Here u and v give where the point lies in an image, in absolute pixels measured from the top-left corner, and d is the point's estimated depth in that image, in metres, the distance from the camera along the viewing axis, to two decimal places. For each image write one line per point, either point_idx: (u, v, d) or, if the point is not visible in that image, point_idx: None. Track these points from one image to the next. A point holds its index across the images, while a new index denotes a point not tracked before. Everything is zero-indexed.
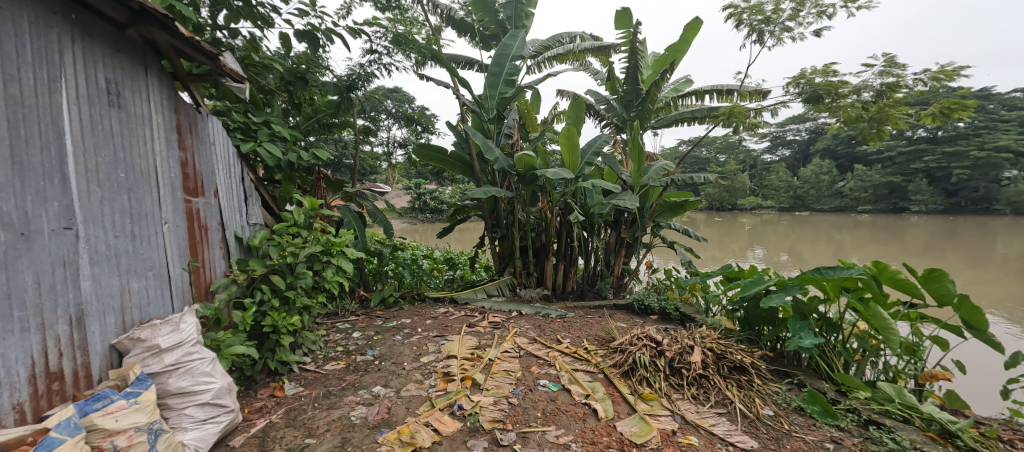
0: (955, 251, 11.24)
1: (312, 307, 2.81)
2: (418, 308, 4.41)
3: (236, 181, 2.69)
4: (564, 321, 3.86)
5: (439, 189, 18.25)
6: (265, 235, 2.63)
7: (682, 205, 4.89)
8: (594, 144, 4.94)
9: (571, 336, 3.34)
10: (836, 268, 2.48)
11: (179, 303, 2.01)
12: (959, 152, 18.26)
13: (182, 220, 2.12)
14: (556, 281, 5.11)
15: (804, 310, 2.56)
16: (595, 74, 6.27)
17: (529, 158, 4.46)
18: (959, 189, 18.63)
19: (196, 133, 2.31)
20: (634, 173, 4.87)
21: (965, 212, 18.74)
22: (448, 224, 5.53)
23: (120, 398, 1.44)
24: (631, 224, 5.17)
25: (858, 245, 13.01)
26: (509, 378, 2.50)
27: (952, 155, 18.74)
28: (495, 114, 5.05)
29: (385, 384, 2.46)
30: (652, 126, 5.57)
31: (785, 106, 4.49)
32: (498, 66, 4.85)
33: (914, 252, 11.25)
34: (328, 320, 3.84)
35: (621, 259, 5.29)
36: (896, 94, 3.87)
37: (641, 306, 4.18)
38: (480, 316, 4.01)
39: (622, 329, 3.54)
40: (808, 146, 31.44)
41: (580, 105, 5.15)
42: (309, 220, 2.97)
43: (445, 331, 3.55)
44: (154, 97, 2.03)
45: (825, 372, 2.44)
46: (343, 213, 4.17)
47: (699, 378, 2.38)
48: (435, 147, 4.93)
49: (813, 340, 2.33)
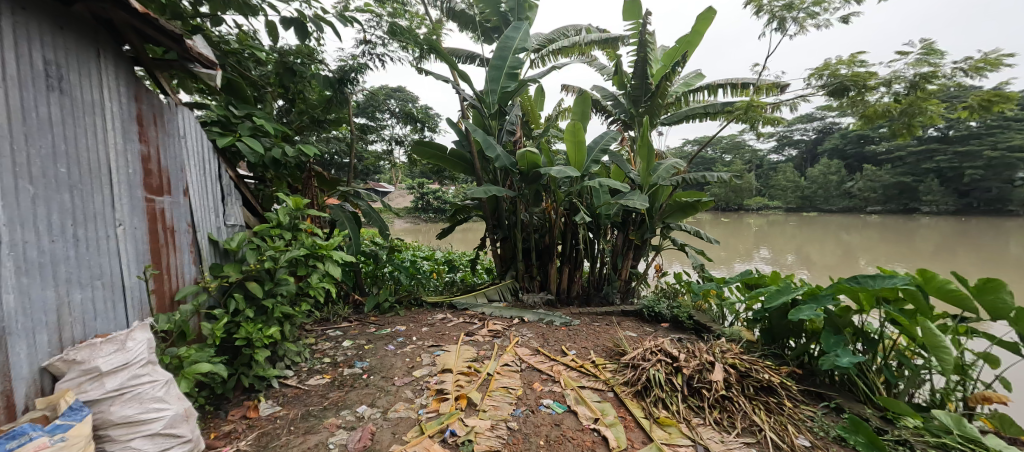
0: (971, 253, 10.83)
1: (295, 316, 2.58)
2: (415, 314, 4.18)
3: (212, 178, 2.46)
4: (569, 329, 3.61)
5: (442, 189, 18.05)
6: (243, 237, 2.41)
7: (693, 206, 4.64)
8: (601, 141, 4.70)
9: (577, 347, 3.09)
10: (878, 277, 2.23)
11: (134, 316, 1.77)
12: (972, 152, 17.78)
13: (142, 221, 1.89)
14: (560, 285, 4.86)
15: (836, 323, 2.33)
16: (602, 69, 6.03)
17: (533, 154, 4.17)
18: (972, 190, 18.10)
19: (162, 125, 2.08)
20: (643, 172, 4.64)
21: (978, 212, 18.10)
22: (449, 225, 5.30)
23: (41, 435, 1.19)
24: (640, 225, 4.89)
25: (870, 247, 12.65)
26: (508, 397, 2.27)
27: (965, 155, 18.21)
28: (497, 110, 4.81)
29: (371, 404, 2.22)
30: (662, 123, 5.29)
31: (805, 101, 4.20)
32: (500, 60, 4.62)
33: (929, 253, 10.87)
34: (318, 327, 3.62)
35: (629, 262, 5.01)
36: (932, 85, 3.56)
37: (652, 313, 3.91)
38: (480, 323, 3.77)
39: (632, 338, 3.30)
40: (816, 146, 30.92)
41: (584, 100, 4.88)
42: (293, 222, 2.76)
43: (441, 340, 3.31)
44: (109, 83, 1.79)
45: (866, 394, 2.17)
46: (335, 213, 3.95)
47: (721, 400, 2.13)
48: (434, 145, 4.70)
49: (852, 357, 2.08)
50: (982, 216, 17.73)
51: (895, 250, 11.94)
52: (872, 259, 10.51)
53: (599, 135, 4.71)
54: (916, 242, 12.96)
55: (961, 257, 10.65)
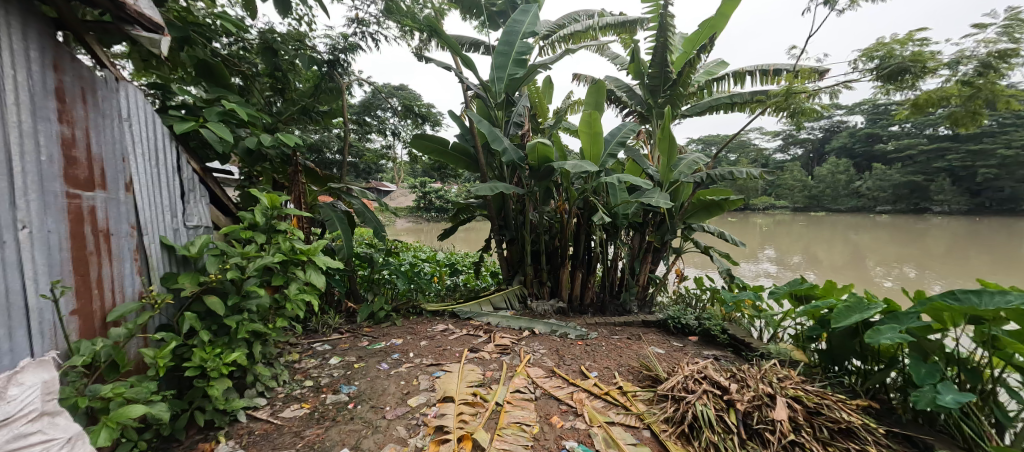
0: (987, 253, 10.41)
1: (269, 335, 2.18)
2: (413, 323, 3.77)
3: (168, 171, 2.05)
4: (586, 344, 3.20)
5: (444, 187, 17.66)
6: (205, 241, 2.00)
7: (719, 205, 4.24)
8: (619, 133, 4.29)
9: (598, 367, 2.68)
10: (984, 294, 1.79)
11: (41, 346, 1.37)
12: (985, 151, 16.90)
13: (59, 223, 1.49)
14: (572, 292, 4.41)
15: (925, 348, 1.90)
16: (616, 58, 5.65)
17: (545, 147, 3.74)
18: (984, 189, 17.32)
19: (91, 103, 1.67)
20: (663, 168, 4.27)
21: (990, 212, 17.26)
22: (451, 225, 4.90)
23: None
24: (659, 226, 4.47)
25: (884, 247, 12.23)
26: (523, 437, 1.87)
27: (979, 154, 17.34)
28: (504, 100, 4.40)
29: (354, 447, 1.83)
30: (682, 114, 4.86)
31: (848, 88, 3.75)
32: (507, 45, 4.26)
33: (948, 255, 10.41)
34: (304, 341, 3.22)
35: (647, 266, 4.57)
36: (1002, 66, 3.11)
37: (678, 325, 3.49)
38: (486, 336, 3.36)
39: (660, 356, 2.88)
40: (824, 145, 30.40)
41: (598, 90, 4.46)
42: (269, 223, 2.36)
43: (442, 356, 2.91)
44: (14, 44, 1.39)
45: (971, 441, 1.73)
46: (325, 213, 3.56)
47: (789, 446, 1.73)
48: (435, 138, 4.29)
49: (957, 395, 1.66)
50: (994, 216, 16.97)
51: (911, 250, 11.49)
52: (884, 259, 10.14)
53: (615, 127, 4.30)
54: (932, 243, 12.48)
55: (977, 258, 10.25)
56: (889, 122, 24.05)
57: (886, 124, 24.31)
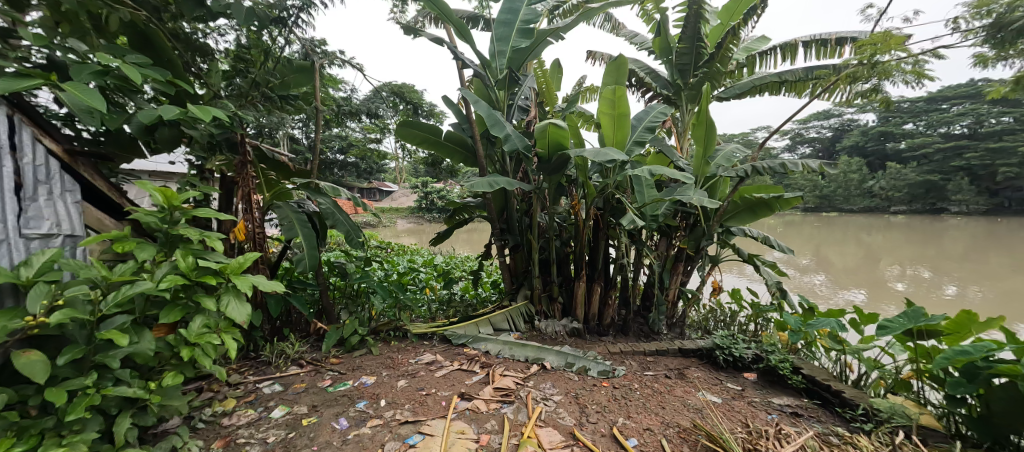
0: (1009, 252, 9.84)
1: (150, 402, 1.45)
2: (394, 351, 3.03)
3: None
4: (613, 385, 2.45)
5: (444, 187, 16.99)
6: (44, 258, 1.30)
7: (769, 204, 3.48)
8: (646, 117, 3.55)
9: (635, 428, 1.94)
10: None
11: None
12: (1006, 148, 16.32)
13: None
14: (589, 310, 3.64)
15: None
16: (636, 36, 4.93)
17: (558, 130, 3.00)
18: (1004, 188, 16.68)
19: None
20: (699, 159, 3.52)
21: (1010, 212, 16.65)
22: (445, 229, 4.17)
23: None
24: (693, 229, 3.70)
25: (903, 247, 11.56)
26: None
27: (999, 151, 16.74)
28: (507, 77, 3.55)
29: None
30: (717, 96, 4.08)
31: (938, 57, 3.00)
32: (510, 13, 3.55)
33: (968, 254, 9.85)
34: (250, 379, 2.51)
35: (679, 277, 3.78)
36: None
37: (728, 358, 2.73)
38: (484, 372, 2.62)
39: (716, 407, 2.14)
40: (835, 143, 29.12)
41: (617, 68, 3.73)
42: (169, 233, 1.65)
43: (422, 406, 2.16)
44: None
45: None
46: (284, 214, 2.84)
47: None
48: (425, 125, 3.55)
49: None
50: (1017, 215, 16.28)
51: (934, 249, 10.80)
52: (903, 259, 9.53)
53: (642, 110, 3.57)
54: (950, 243, 11.81)
55: (1000, 257, 9.69)
56: (903, 119, 23.26)
57: (899, 121, 23.57)
